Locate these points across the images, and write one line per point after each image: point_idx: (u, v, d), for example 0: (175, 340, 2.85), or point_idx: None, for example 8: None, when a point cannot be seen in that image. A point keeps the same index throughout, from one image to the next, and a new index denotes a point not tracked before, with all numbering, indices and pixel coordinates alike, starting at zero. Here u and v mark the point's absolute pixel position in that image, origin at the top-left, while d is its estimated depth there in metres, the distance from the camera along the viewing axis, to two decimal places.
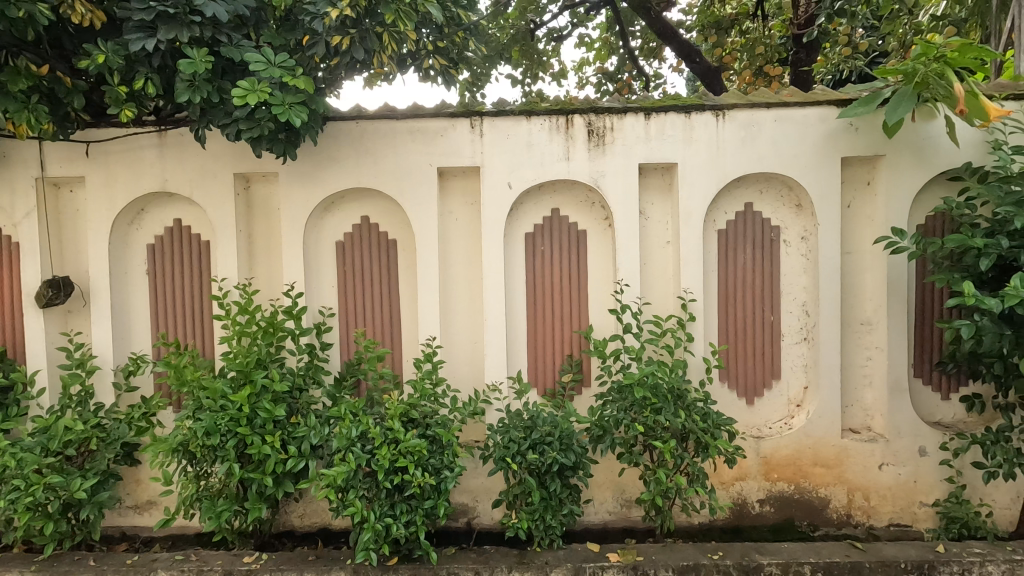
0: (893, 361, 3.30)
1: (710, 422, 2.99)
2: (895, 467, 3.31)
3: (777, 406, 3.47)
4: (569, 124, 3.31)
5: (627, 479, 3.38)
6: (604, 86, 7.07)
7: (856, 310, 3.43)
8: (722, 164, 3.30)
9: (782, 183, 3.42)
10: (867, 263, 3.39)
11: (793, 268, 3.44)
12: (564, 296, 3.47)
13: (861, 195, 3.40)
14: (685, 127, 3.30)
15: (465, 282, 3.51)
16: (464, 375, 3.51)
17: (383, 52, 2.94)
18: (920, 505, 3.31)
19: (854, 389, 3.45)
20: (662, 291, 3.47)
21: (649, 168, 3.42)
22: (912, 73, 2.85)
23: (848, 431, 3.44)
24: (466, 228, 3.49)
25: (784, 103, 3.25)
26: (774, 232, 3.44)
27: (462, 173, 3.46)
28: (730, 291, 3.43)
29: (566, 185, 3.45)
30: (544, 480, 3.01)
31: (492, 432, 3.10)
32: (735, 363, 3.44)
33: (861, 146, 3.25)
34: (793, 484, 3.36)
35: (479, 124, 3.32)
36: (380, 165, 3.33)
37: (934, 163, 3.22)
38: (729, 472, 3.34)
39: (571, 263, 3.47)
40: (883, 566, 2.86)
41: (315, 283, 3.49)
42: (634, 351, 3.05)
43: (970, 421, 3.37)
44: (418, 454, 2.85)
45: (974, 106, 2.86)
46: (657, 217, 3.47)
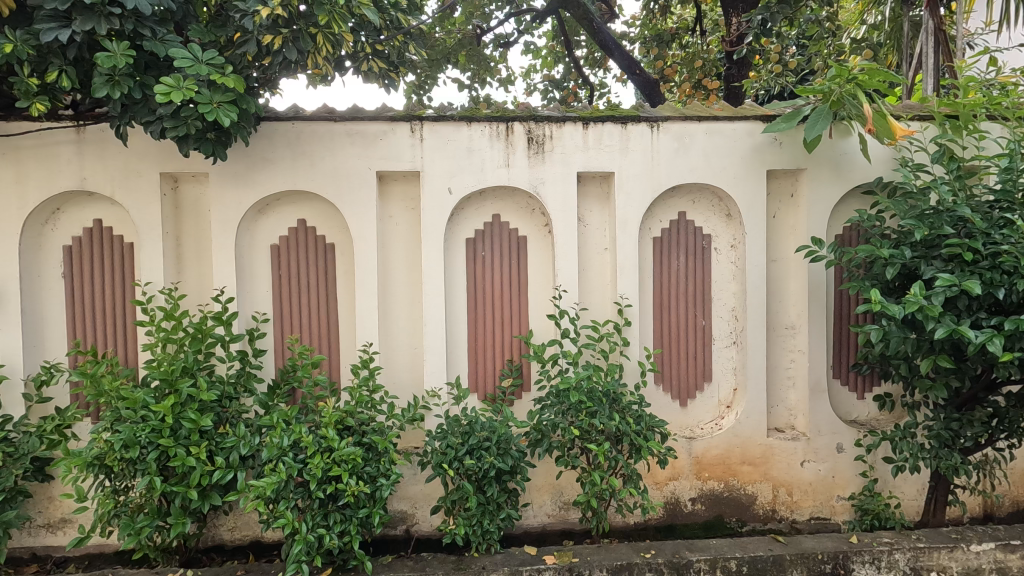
0: (814, 363, 3.50)
1: (643, 423, 3.07)
2: (816, 464, 3.51)
3: (709, 407, 3.61)
4: (509, 131, 3.35)
5: (564, 482, 3.44)
6: (551, 93, 7.18)
7: (781, 315, 3.61)
8: (657, 173, 3.41)
9: (713, 194, 3.57)
10: (790, 271, 3.59)
11: (723, 275, 3.60)
12: (504, 301, 3.50)
13: (785, 206, 3.59)
14: (622, 137, 3.39)
15: (405, 288, 3.48)
16: (403, 381, 3.48)
17: (317, 52, 2.89)
18: (838, 499, 3.52)
19: (779, 390, 3.64)
20: (599, 297, 3.55)
21: (588, 176, 3.49)
22: (828, 92, 3.04)
23: (773, 430, 3.62)
24: (406, 233, 3.47)
25: (714, 117, 3.39)
26: (705, 240, 3.58)
27: (403, 178, 3.44)
28: (664, 296, 3.54)
29: (506, 191, 3.48)
30: (481, 485, 3.02)
31: (430, 438, 3.10)
32: (669, 366, 3.55)
33: (785, 160, 3.43)
34: (723, 482, 3.50)
35: (419, 129, 3.30)
36: (317, 168, 3.26)
37: (851, 177, 3.43)
38: (663, 472, 3.45)
39: (511, 269, 3.50)
40: (802, 558, 3.01)
41: (249, 287, 3.38)
42: (572, 356, 3.11)
43: (881, 419, 3.61)
44: (353, 463, 2.81)
45: (883, 126, 3.07)
46: (595, 224, 3.55)
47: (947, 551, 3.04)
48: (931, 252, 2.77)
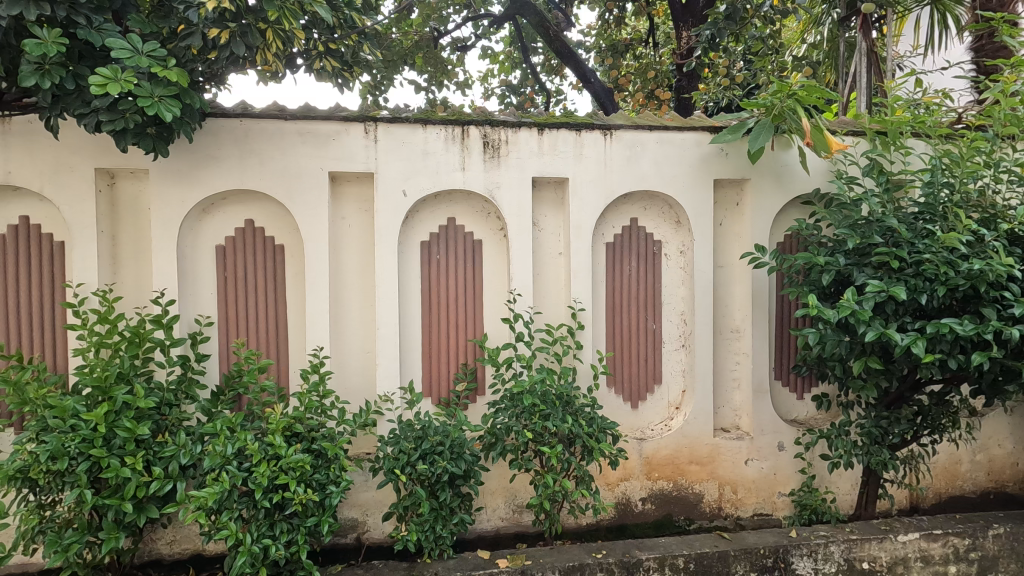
0: (757, 365, 3.64)
1: (595, 425, 3.11)
2: (759, 462, 3.65)
3: (659, 409, 3.71)
4: (465, 135, 3.35)
5: (518, 485, 3.45)
6: (508, 99, 7.23)
7: (727, 319, 3.75)
8: (610, 180, 3.49)
9: (664, 201, 3.68)
10: (735, 276, 3.73)
11: (672, 280, 3.71)
12: (459, 304, 3.49)
13: (731, 214, 3.73)
14: (576, 144, 3.45)
15: (357, 292, 3.42)
16: (355, 386, 3.41)
17: (266, 49, 2.83)
18: (779, 496, 3.68)
19: (724, 391, 3.77)
20: (554, 301, 3.59)
21: (543, 182, 3.53)
22: (771, 106, 3.18)
23: (719, 430, 3.75)
24: (360, 234, 3.41)
25: (664, 127, 3.50)
26: (656, 246, 3.68)
27: (356, 179, 3.38)
28: (617, 300, 3.62)
29: (462, 195, 3.48)
30: (434, 490, 2.99)
31: (382, 444, 3.06)
32: (621, 369, 3.63)
33: (730, 170, 3.57)
34: (672, 482, 3.59)
35: (373, 130, 3.26)
36: (266, 167, 3.17)
37: (791, 188, 3.61)
38: (614, 473, 3.51)
39: (466, 272, 3.50)
40: (746, 553, 3.13)
41: (192, 289, 3.25)
42: (525, 359, 3.13)
43: (819, 418, 3.80)
44: (301, 470, 2.73)
45: (819, 140, 3.24)
46: (549, 229, 3.59)
47: (877, 542, 3.22)
48: (863, 260, 2.94)
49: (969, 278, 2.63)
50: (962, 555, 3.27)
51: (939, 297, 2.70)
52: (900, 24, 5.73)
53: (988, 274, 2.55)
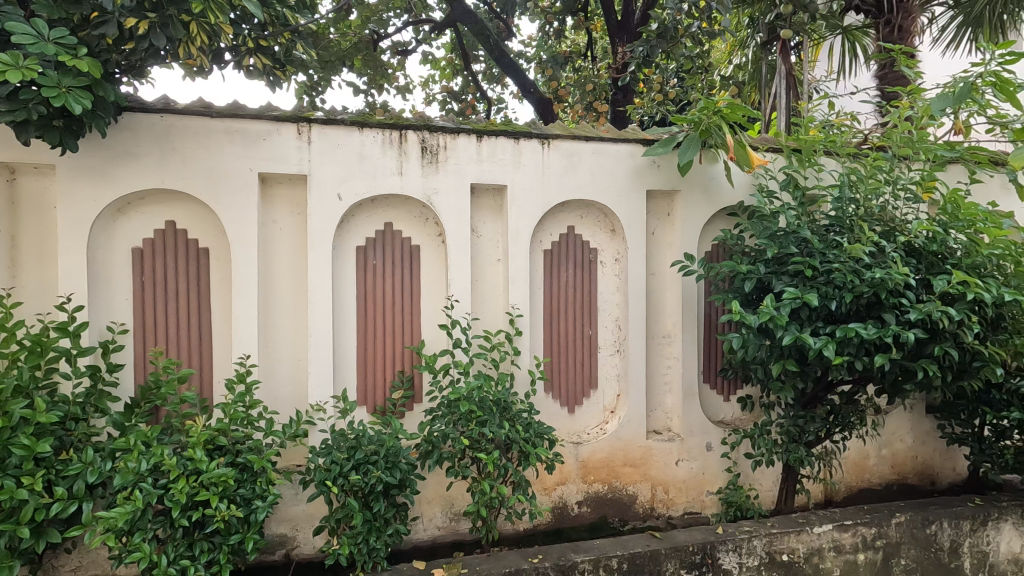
0: (687, 369, 3.80)
1: (532, 431, 3.14)
2: (688, 462, 3.79)
3: (594, 413, 3.78)
4: (402, 139, 3.32)
5: (455, 493, 3.42)
6: (449, 105, 7.21)
7: (659, 325, 3.88)
8: (547, 188, 3.55)
9: (599, 210, 3.77)
10: (666, 283, 3.87)
11: (607, 287, 3.81)
12: (395, 310, 3.43)
13: (663, 224, 3.88)
14: (514, 152, 3.49)
15: (288, 298, 3.29)
16: (285, 397, 3.28)
17: (191, 42, 2.74)
18: (707, 494, 3.83)
19: (657, 395, 3.89)
20: (492, 307, 3.59)
21: (481, 188, 3.55)
22: (698, 121, 3.35)
23: (652, 432, 3.87)
24: (292, 238, 3.29)
25: (600, 138, 3.60)
26: (592, 253, 3.77)
27: (289, 181, 3.27)
28: (554, 307, 3.67)
29: (399, 200, 3.43)
30: (367, 501, 2.92)
31: (313, 455, 2.96)
32: (558, 375, 3.68)
33: (662, 181, 3.72)
34: (607, 484, 3.67)
35: (306, 131, 3.17)
36: (190, 166, 3.01)
37: (717, 200, 3.80)
38: (551, 477, 3.55)
39: (403, 278, 3.45)
40: (676, 551, 3.23)
41: (104, 295, 3.02)
42: (462, 366, 3.12)
43: (743, 418, 4.00)
44: (223, 485, 2.59)
45: (742, 155, 3.43)
46: (488, 235, 3.60)
47: (795, 534, 3.41)
48: (780, 269, 3.13)
49: (872, 285, 2.85)
50: (869, 542, 3.52)
51: (847, 304, 2.91)
52: (816, 50, 6.17)
53: (888, 282, 2.78)
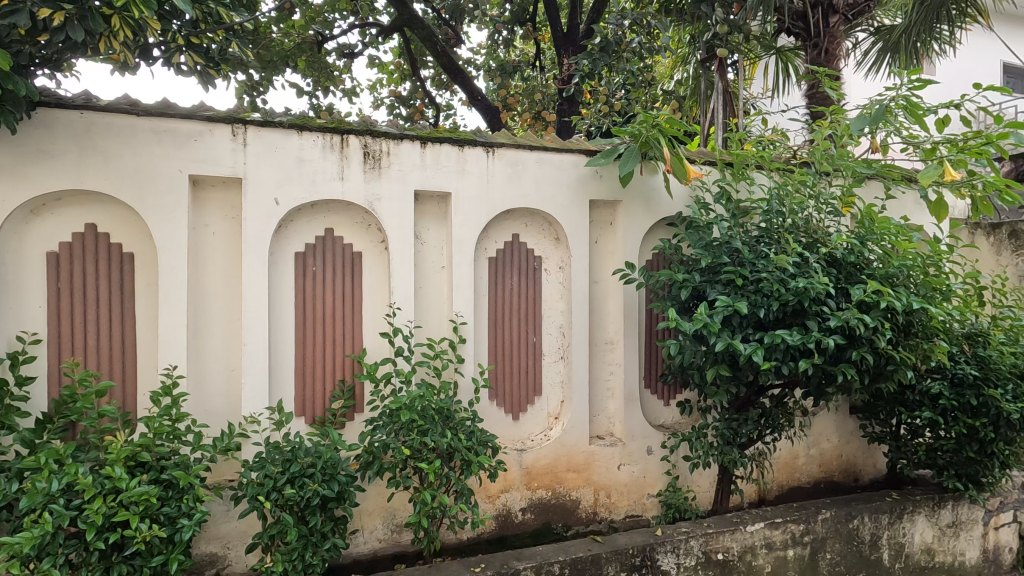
0: (628, 375, 3.88)
1: (475, 439, 3.13)
2: (630, 466, 3.87)
3: (538, 420, 3.81)
4: (344, 144, 3.26)
5: (397, 504, 3.36)
6: (397, 110, 7.14)
7: (602, 332, 3.95)
8: (492, 196, 3.56)
9: (543, 218, 3.82)
10: (609, 291, 3.95)
11: (551, 294, 3.85)
12: (336, 318, 3.35)
13: (605, 233, 3.96)
14: (458, 159, 3.49)
15: (221, 305, 3.16)
16: (216, 409, 3.14)
17: (112, 36, 2.59)
18: (647, 497, 3.93)
19: (600, 400, 3.96)
20: (436, 315, 3.57)
21: (425, 195, 3.52)
22: (637, 134, 3.43)
23: (595, 437, 3.93)
24: (225, 244, 3.16)
25: (544, 148, 3.65)
26: (536, 261, 3.81)
27: (222, 184, 3.15)
28: (498, 314, 3.69)
29: (341, 205, 3.36)
30: (303, 515, 2.83)
31: (246, 469, 2.84)
32: (502, 382, 3.69)
33: (604, 191, 3.80)
34: (550, 490, 3.70)
35: (242, 133, 3.06)
36: (113, 167, 2.85)
37: (657, 210, 3.91)
38: (495, 485, 3.55)
39: (345, 286, 3.38)
40: (616, 555, 3.29)
41: (13, 302, 2.81)
42: (404, 375, 3.08)
43: (682, 422, 4.13)
44: (146, 504, 2.45)
45: (679, 168, 3.55)
46: (432, 242, 3.57)
47: (730, 533, 3.54)
48: (714, 278, 3.26)
49: (797, 294, 3.00)
50: (798, 538, 3.69)
51: (774, 311, 3.06)
52: (752, 68, 6.48)
53: (811, 290, 2.94)
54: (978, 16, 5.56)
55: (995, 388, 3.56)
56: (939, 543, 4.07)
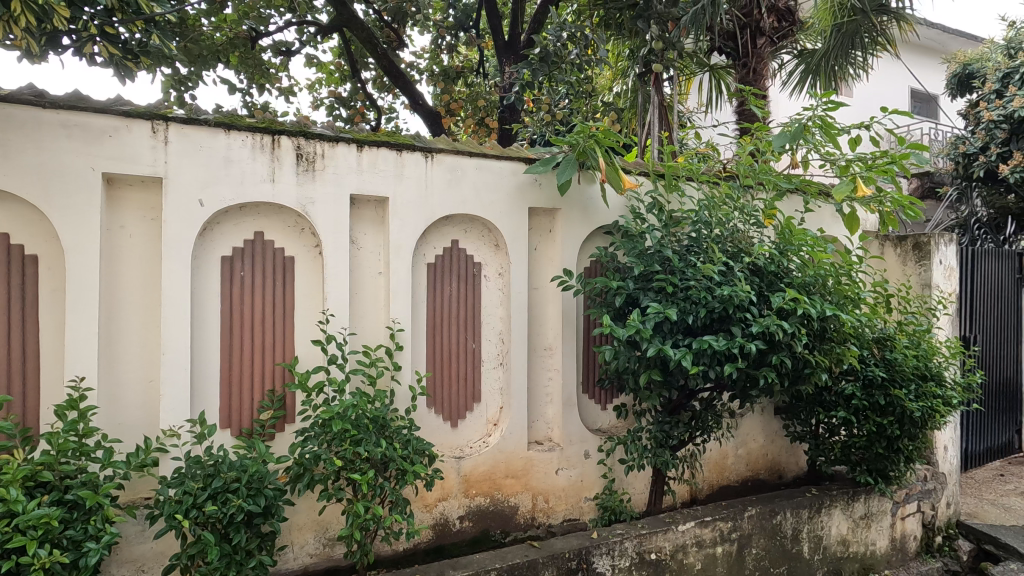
0: (566, 380, 3.94)
1: (410, 448, 3.07)
2: (568, 471, 3.92)
3: (477, 427, 3.80)
4: (275, 145, 3.15)
5: (329, 517, 3.26)
6: (336, 110, 6.97)
7: (541, 337, 3.99)
8: (430, 202, 3.54)
9: (483, 225, 3.82)
10: (548, 297, 4.00)
11: (491, 300, 3.86)
12: (265, 325, 3.22)
13: (544, 240, 4.00)
14: (397, 163, 3.44)
15: (138, 312, 2.97)
16: (132, 422, 2.94)
17: (13, 21, 2.40)
18: (585, 500, 3.99)
19: (538, 406, 3.99)
20: (372, 321, 3.49)
21: (362, 199, 3.45)
22: (574, 144, 3.51)
23: (533, 443, 3.96)
24: (144, 247, 2.97)
25: (483, 154, 3.66)
26: (476, 268, 3.80)
27: (141, 184, 2.96)
28: (437, 320, 3.65)
29: (272, 208, 3.24)
30: (226, 532, 2.69)
31: (163, 486, 2.68)
32: (440, 389, 3.66)
33: (543, 199, 3.85)
34: (488, 497, 3.69)
35: (163, 130, 2.90)
36: (15, 162, 2.62)
37: (594, 219, 4.00)
38: (432, 494, 3.51)
39: (275, 292, 3.25)
40: (552, 559, 3.32)
41: None
42: (337, 384, 3.00)
43: (618, 426, 4.22)
44: (45, 527, 2.26)
45: (614, 177, 3.66)
46: (369, 248, 3.50)
47: (662, 533, 3.64)
48: (647, 285, 3.36)
49: (722, 301, 3.15)
50: (726, 535, 3.85)
51: (702, 318, 3.19)
52: (687, 84, 6.76)
53: (735, 298, 3.10)
54: (887, 44, 6.03)
55: (899, 388, 3.86)
56: (853, 534, 4.35)
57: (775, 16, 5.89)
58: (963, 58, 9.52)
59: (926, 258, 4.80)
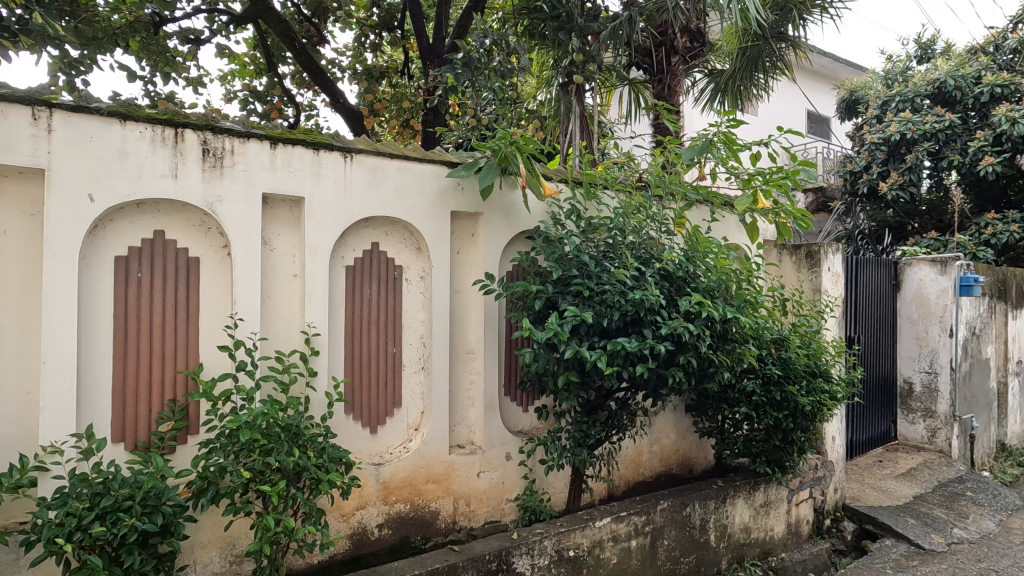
0: (488, 383, 3.97)
1: (325, 456, 2.97)
2: (490, 473, 3.95)
3: (398, 432, 3.74)
4: (178, 138, 2.96)
5: (236, 532, 3.10)
6: (251, 104, 6.64)
7: (463, 341, 4.00)
8: (349, 203, 3.46)
9: (405, 228, 3.77)
10: (470, 301, 4.01)
11: (412, 304, 3.81)
12: (165, 330, 3.01)
13: (467, 244, 4.02)
14: (313, 163, 3.34)
15: (13, 317, 2.68)
16: (5, 439, 2.65)
17: None
18: (506, 502, 4.03)
19: (460, 409, 3.99)
20: (285, 326, 3.36)
21: (275, 199, 3.31)
22: (498, 149, 3.54)
23: (455, 447, 3.95)
24: (21, 245, 2.69)
25: (404, 157, 3.63)
26: (397, 271, 3.75)
27: (19, 175, 2.68)
28: (355, 324, 3.57)
29: (174, 206, 3.03)
30: (118, 555, 2.49)
31: (42, 509, 2.43)
32: (359, 395, 3.57)
33: (465, 203, 3.87)
34: (409, 503, 3.65)
35: (46, 117, 2.65)
36: None
37: (516, 224, 4.07)
38: (349, 502, 3.41)
39: (177, 295, 3.04)
40: (473, 562, 3.33)
41: None
42: (246, 392, 2.85)
43: (539, 427, 4.31)
44: None
45: (534, 184, 3.74)
46: (283, 249, 3.36)
47: (580, 530, 3.74)
48: (565, 289, 3.47)
49: (634, 304, 3.31)
50: (640, 529, 4.02)
51: (616, 321, 3.34)
52: (607, 96, 7.02)
53: (646, 301, 3.28)
54: (785, 68, 6.56)
55: (793, 385, 4.21)
56: (754, 521, 4.67)
57: (687, 37, 6.23)
58: (849, 84, 10.39)
59: (817, 265, 5.26)
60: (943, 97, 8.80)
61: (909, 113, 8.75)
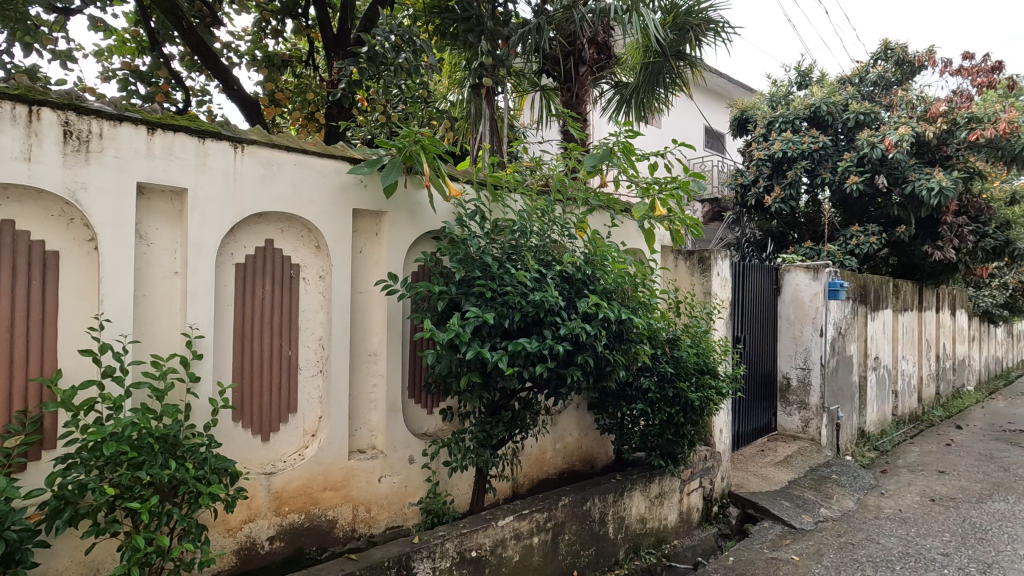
0: (391, 385, 3.88)
1: (207, 467, 2.76)
2: (391, 477, 3.86)
3: (292, 439, 3.55)
4: (33, 117, 2.63)
5: (101, 554, 2.81)
6: (131, 86, 6.06)
7: (365, 342, 3.88)
8: (239, 197, 3.25)
9: (302, 224, 3.60)
10: (373, 301, 3.91)
11: (310, 304, 3.64)
12: (14, 333, 2.66)
13: (371, 243, 3.91)
14: (197, 152, 3.11)
15: None
16: None
17: None
18: (408, 506, 3.96)
19: (361, 413, 3.88)
20: (163, 327, 3.09)
21: (152, 189, 3.04)
22: (402, 148, 3.44)
23: (355, 452, 3.83)
24: None
25: (302, 151, 3.47)
26: (293, 269, 3.57)
27: None
28: (245, 325, 3.36)
29: (27, 192, 2.69)
30: None
31: None
32: (249, 401, 3.36)
33: (368, 201, 3.77)
34: (303, 513, 3.48)
35: None
36: None
37: (421, 224, 4.02)
38: (236, 515, 3.20)
39: (30, 293, 2.70)
40: (370, 569, 3.24)
41: None
42: (113, 400, 2.59)
43: (444, 429, 4.28)
44: None
45: (440, 185, 3.70)
46: (161, 244, 3.09)
47: (482, 530, 3.76)
48: (468, 290, 3.48)
49: (534, 306, 3.39)
50: (541, 526, 4.11)
51: (517, 321, 3.40)
52: (519, 100, 7.12)
53: (545, 302, 3.37)
54: (682, 85, 7.00)
55: (683, 382, 4.49)
56: (649, 512, 4.93)
57: (594, 48, 6.45)
58: (740, 104, 11.20)
59: (708, 271, 5.65)
60: (818, 121, 9.78)
61: (789, 133, 9.65)
